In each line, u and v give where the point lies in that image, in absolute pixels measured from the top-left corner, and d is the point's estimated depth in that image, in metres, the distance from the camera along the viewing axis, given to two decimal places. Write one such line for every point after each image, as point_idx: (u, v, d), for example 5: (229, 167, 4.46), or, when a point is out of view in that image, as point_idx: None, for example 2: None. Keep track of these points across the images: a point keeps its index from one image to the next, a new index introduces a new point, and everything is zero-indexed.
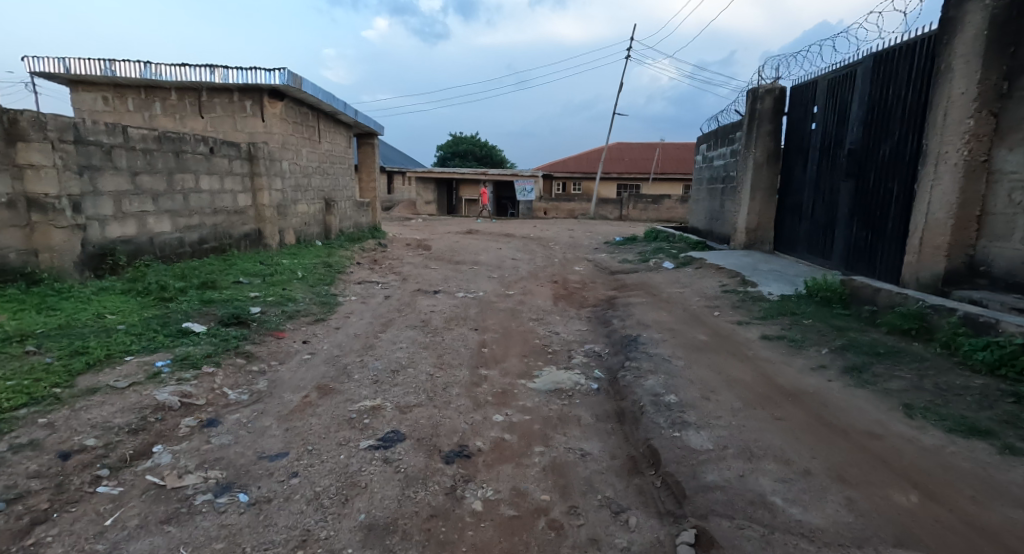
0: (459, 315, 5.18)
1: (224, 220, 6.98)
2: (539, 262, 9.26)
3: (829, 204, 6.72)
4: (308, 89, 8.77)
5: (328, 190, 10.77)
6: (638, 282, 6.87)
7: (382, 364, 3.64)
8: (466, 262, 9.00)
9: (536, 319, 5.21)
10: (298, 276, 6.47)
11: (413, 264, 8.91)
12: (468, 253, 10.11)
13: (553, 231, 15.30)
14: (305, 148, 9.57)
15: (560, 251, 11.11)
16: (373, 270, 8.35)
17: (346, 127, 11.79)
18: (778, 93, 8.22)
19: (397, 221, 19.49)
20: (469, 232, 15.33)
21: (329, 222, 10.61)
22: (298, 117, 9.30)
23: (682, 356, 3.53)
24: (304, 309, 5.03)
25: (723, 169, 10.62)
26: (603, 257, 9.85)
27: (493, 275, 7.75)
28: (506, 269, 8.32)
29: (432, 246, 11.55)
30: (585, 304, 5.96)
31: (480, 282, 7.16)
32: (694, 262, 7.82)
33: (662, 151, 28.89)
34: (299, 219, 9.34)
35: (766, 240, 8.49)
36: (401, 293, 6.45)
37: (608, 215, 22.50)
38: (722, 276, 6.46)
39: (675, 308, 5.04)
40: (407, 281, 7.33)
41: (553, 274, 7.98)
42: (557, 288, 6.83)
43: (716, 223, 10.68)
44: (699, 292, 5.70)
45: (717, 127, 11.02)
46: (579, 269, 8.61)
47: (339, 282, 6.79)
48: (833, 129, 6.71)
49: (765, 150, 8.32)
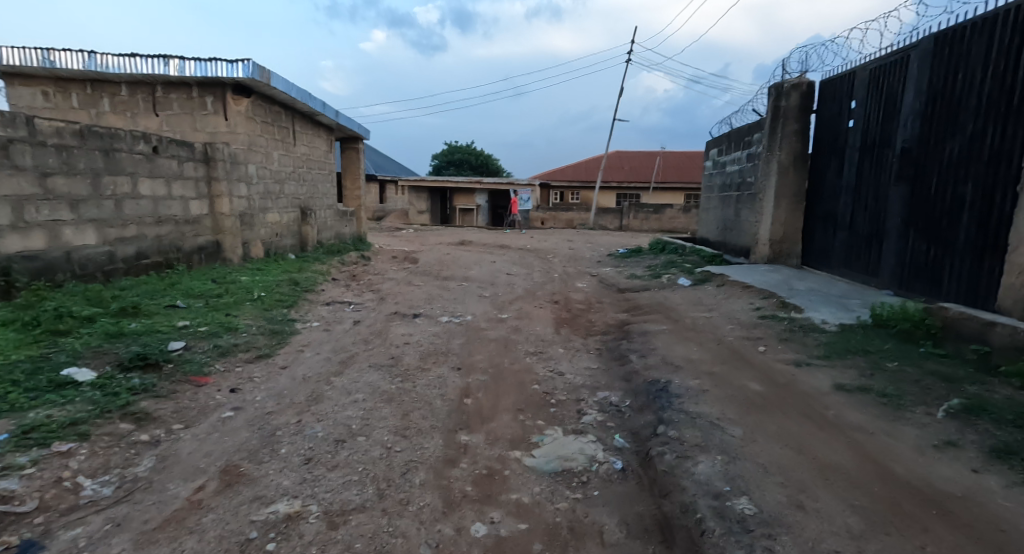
0: (440, 348, 4.23)
1: (170, 231, 6.05)
2: (536, 277, 8.31)
3: (874, 212, 5.85)
4: (278, 84, 7.87)
5: (305, 198, 9.85)
6: (651, 304, 5.92)
7: (326, 427, 2.67)
8: (455, 278, 8.08)
9: (534, 353, 4.26)
10: (253, 296, 5.50)
11: (395, 280, 7.95)
12: (458, 267, 9.17)
13: (550, 242, 14.40)
14: (277, 151, 8.66)
15: (559, 265, 10.17)
16: (349, 287, 7.42)
17: (327, 130, 10.90)
18: (806, 88, 7.40)
19: (387, 231, 18.58)
20: (461, 243, 14.41)
21: (305, 233, 9.66)
22: (268, 117, 8.37)
23: (735, 418, 2.58)
24: (246, 342, 4.01)
25: (739, 175, 9.76)
26: (608, 271, 8.92)
27: (484, 294, 6.80)
28: (498, 286, 7.37)
29: (420, 259, 10.62)
30: (591, 332, 5.00)
31: (469, 302, 6.21)
32: (713, 279, 6.90)
33: (663, 159, 28.10)
34: (269, 230, 8.40)
35: (792, 254, 7.59)
36: (376, 317, 5.49)
37: (608, 225, 21.65)
38: (752, 297, 5.53)
39: (706, 341, 4.08)
40: (384, 302, 6.37)
41: (552, 292, 7.03)
42: (558, 311, 5.87)
43: (731, 233, 9.80)
44: (730, 318, 4.74)
45: (730, 129, 10.19)
46: (582, 285, 7.67)
47: (305, 304, 5.81)
48: (877, 126, 5.88)
49: (791, 152, 7.46)
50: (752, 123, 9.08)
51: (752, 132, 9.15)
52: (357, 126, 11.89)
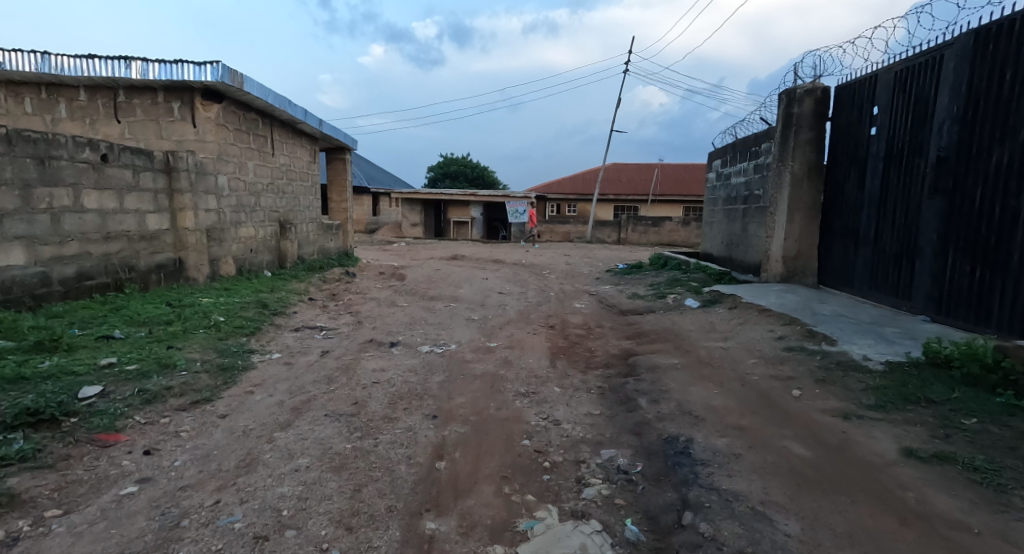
0: (415, 388, 3.60)
1: (122, 249, 5.43)
2: (531, 297, 7.71)
3: (903, 228, 5.32)
4: (251, 88, 7.29)
5: (285, 212, 9.26)
6: (658, 330, 5.32)
7: (249, 513, 2.06)
8: (443, 297, 7.49)
9: (525, 395, 3.64)
10: (209, 322, 4.86)
11: (378, 301, 7.35)
12: (447, 285, 8.58)
13: (546, 257, 13.82)
14: (252, 161, 8.07)
15: (555, 282, 9.58)
16: (327, 309, 6.81)
17: (311, 140, 10.33)
18: (820, 94, 6.89)
19: (378, 244, 17.98)
20: (453, 257, 13.83)
21: (284, 249, 9.04)
22: (242, 124, 7.78)
23: (785, 503, 1.97)
24: (183, 384, 3.35)
25: (746, 187, 9.25)
26: (608, 290, 8.33)
27: (474, 317, 6.18)
28: (489, 308, 6.77)
29: (408, 275, 10.03)
30: (592, 365, 4.39)
31: (456, 328, 5.59)
32: (724, 301, 6.33)
33: (661, 172, 27.66)
34: (243, 245, 7.80)
35: (808, 272, 7.04)
36: (349, 346, 4.87)
37: (605, 238, 21.12)
38: (771, 323, 4.95)
39: (727, 381, 3.48)
40: (361, 327, 5.76)
41: (547, 314, 6.43)
42: (555, 338, 5.26)
43: (739, 249, 9.26)
44: (751, 351, 4.15)
45: (736, 139, 9.70)
46: (580, 306, 7.08)
47: (271, 331, 5.19)
48: (905, 134, 5.37)
49: (805, 163, 6.94)
50: (760, 132, 8.59)
51: (761, 142, 8.63)
52: (344, 135, 11.33)
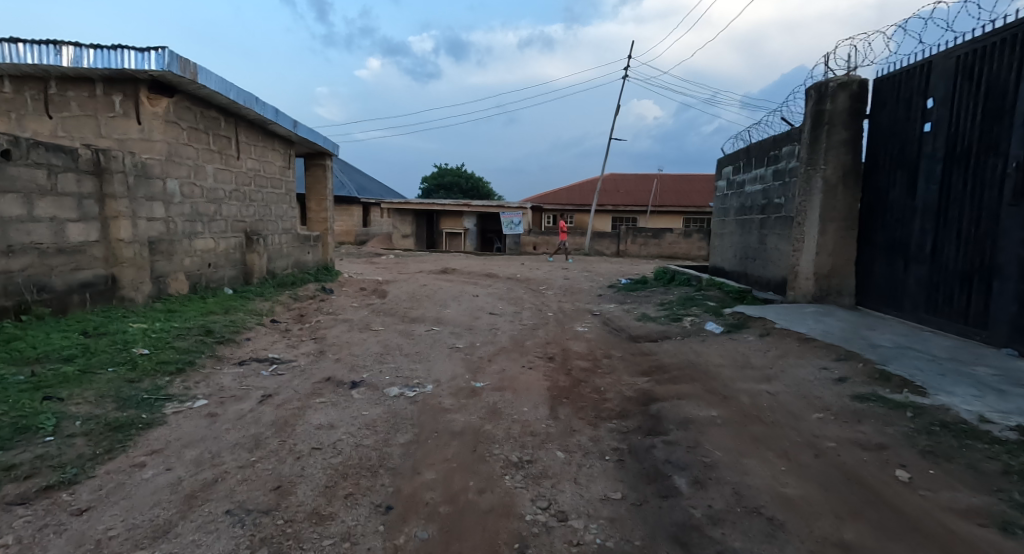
0: (369, 460, 2.66)
1: (29, 265, 4.51)
2: (526, 319, 6.78)
3: (973, 242, 4.55)
4: (207, 81, 6.39)
5: (254, 222, 8.33)
6: (680, 364, 4.40)
7: None
8: (426, 319, 6.56)
9: (517, 466, 2.71)
10: (125, 356, 3.90)
11: (350, 324, 6.40)
12: (432, 304, 7.63)
13: (543, 271, 12.90)
14: (211, 164, 7.16)
15: (554, 300, 8.67)
16: (288, 334, 5.87)
17: (286, 143, 9.43)
18: (856, 88, 6.04)
19: (365, 258, 17.06)
20: (443, 271, 12.89)
21: (251, 262, 8.09)
22: (199, 123, 6.87)
23: None
24: (35, 459, 2.40)
25: (765, 195, 8.45)
26: (613, 310, 7.42)
27: (458, 346, 5.24)
28: (477, 334, 5.82)
29: (390, 292, 9.11)
30: (604, 416, 3.45)
31: (437, 361, 4.65)
32: (751, 327, 5.42)
33: (660, 182, 26.91)
34: (198, 259, 6.87)
35: (845, 292, 6.15)
36: (299, 387, 3.93)
37: (604, 250, 20.25)
38: (821, 357, 4.04)
39: (794, 452, 2.56)
40: (323, 359, 4.81)
41: (545, 341, 5.50)
42: (555, 375, 4.32)
43: (757, 263, 8.44)
44: (809, 401, 3.22)
45: (752, 144, 8.90)
46: (583, 331, 6.16)
47: (208, 366, 4.23)
48: (975, 130, 4.58)
49: (839, 167, 6.10)
50: (782, 135, 7.79)
51: (782, 146, 7.83)
52: (324, 140, 10.43)
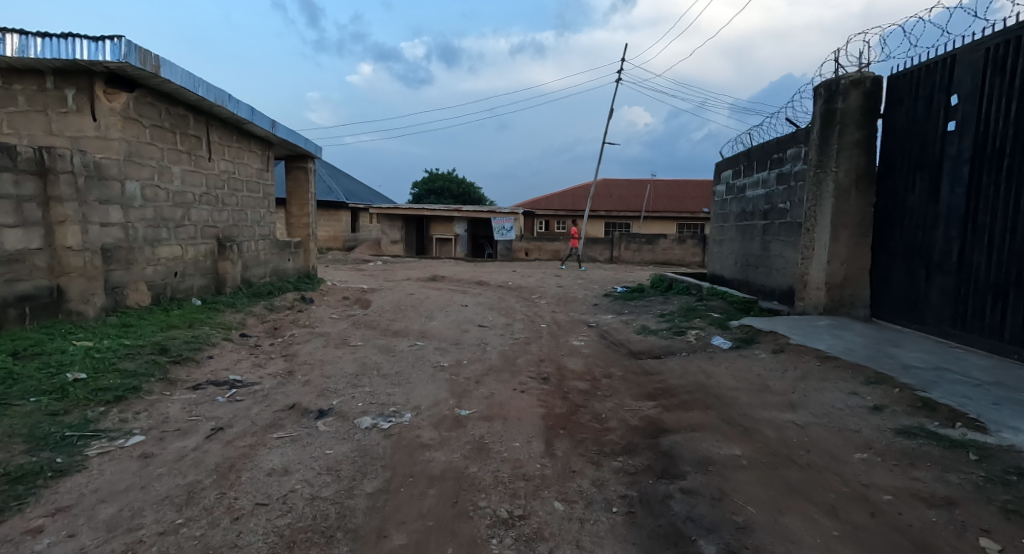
0: (324, 520, 2.18)
1: None
2: (517, 332, 6.30)
3: (1008, 252, 4.14)
4: (171, 74, 5.91)
5: (227, 227, 7.82)
6: (689, 387, 3.94)
7: None
8: (410, 333, 6.08)
9: (505, 524, 2.24)
10: (55, 383, 3.40)
11: (327, 338, 5.90)
12: (417, 316, 7.15)
13: (535, 279, 12.45)
14: (178, 165, 6.66)
15: (547, 310, 8.21)
16: (257, 350, 5.36)
17: (265, 145, 8.92)
18: (869, 85, 5.63)
19: (352, 264, 16.51)
20: (431, 279, 12.40)
21: (223, 271, 7.57)
22: (164, 121, 6.37)
23: None
24: None
25: (767, 200, 8.06)
26: (610, 322, 6.97)
27: (443, 365, 4.76)
28: (464, 350, 5.34)
29: (374, 302, 8.61)
30: (607, 453, 2.98)
31: (418, 383, 4.16)
32: (762, 343, 4.98)
33: (653, 188, 26.61)
34: (162, 268, 6.36)
35: (860, 303, 5.73)
36: (257, 417, 3.43)
37: (597, 257, 19.86)
38: (848, 380, 3.60)
39: (843, 510, 2.10)
40: (291, 381, 4.31)
41: (538, 359, 5.03)
42: (550, 401, 3.85)
43: (761, 271, 8.06)
44: (846, 436, 2.76)
45: (753, 147, 8.52)
46: (579, 346, 5.70)
47: (156, 392, 3.73)
48: (1009, 129, 4.16)
49: (852, 169, 5.69)
50: (786, 137, 7.40)
51: (786, 148, 7.45)
52: (305, 141, 9.93)
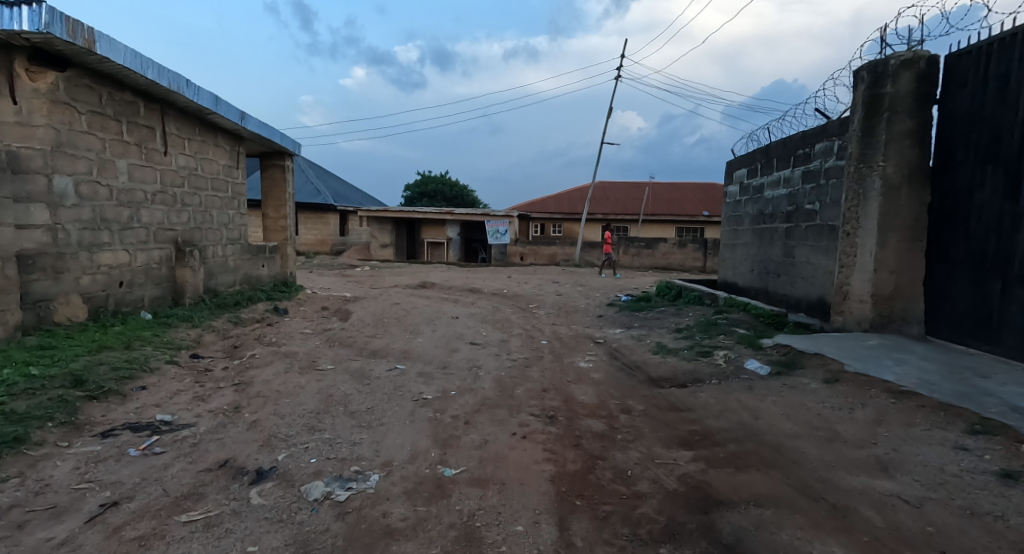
0: None
1: None
2: (515, 352, 5.46)
3: None
4: (112, 52, 5.07)
5: (188, 230, 6.96)
6: (734, 432, 3.12)
7: None
8: (391, 353, 5.24)
9: None
10: None
11: (292, 359, 5.03)
12: (400, 331, 6.30)
13: (531, 286, 11.63)
14: (125, 159, 5.80)
15: (547, 322, 7.38)
16: (205, 377, 4.50)
17: (235, 139, 8.05)
18: (923, 66, 4.86)
19: (338, 270, 15.64)
20: (420, 286, 11.54)
21: (181, 279, 6.68)
22: (105, 107, 5.51)
23: None
24: None
25: (791, 201, 7.32)
26: (620, 338, 6.14)
27: (426, 397, 3.91)
28: (452, 376, 4.50)
29: (355, 313, 7.77)
30: (645, 540, 2.16)
31: (393, 428, 3.31)
32: (808, 369, 4.18)
33: (652, 191, 25.91)
34: (102, 278, 5.48)
35: (913, 318, 4.96)
36: (172, 482, 2.58)
37: (595, 261, 19.09)
38: (946, 428, 2.79)
39: None
40: (235, 421, 3.45)
41: (541, 388, 4.19)
42: (560, 453, 3.01)
43: (785, 279, 7.31)
44: (989, 530, 1.96)
45: (774, 143, 7.77)
46: (588, 370, 4.88)
47: (47, 444, 2.86)
48: None
49: (905, 163, 4.90)
50: (815, 130, 6.65)
51: (815, 142, 6.69)
52: (281, 137, 9.06)
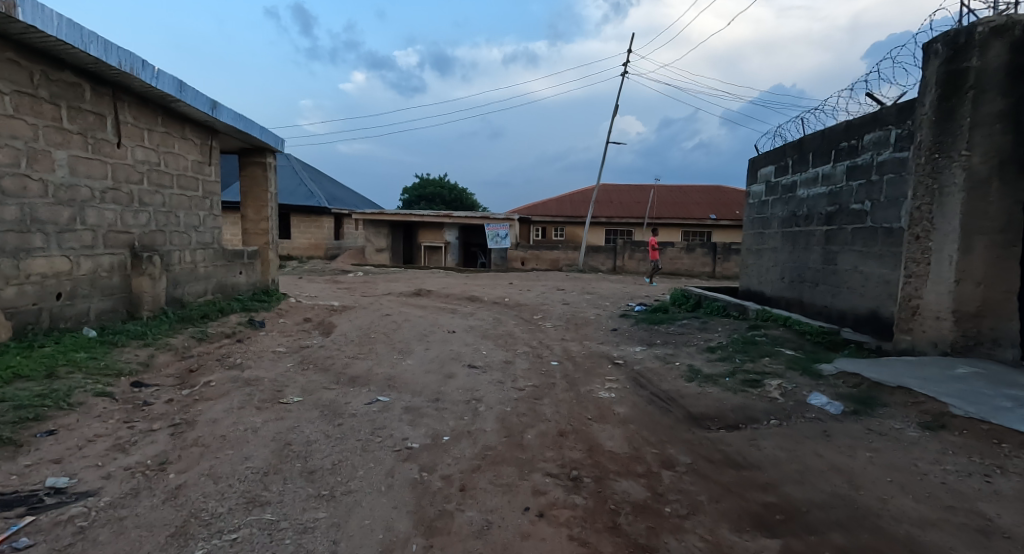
0: None
1: None
2: (521, 377, 4.59)
3: None
4: (42, 22, 4.24)
5: (149, 233, 6.09)
6: (833, 512, 2.29)
7: None
8: (373, 381, 4.37)
9: None
10: None
11: (253, 389, 4.15)
12: (386, 351, 5.43)
13: (535, 294, 10.77)
14: (64, 149, 4.94)
15: (556, 338, 6.51)
16: (139, 412, 3.61)
17: (208, 132, 7.20)
18: (1019, 34, 4.11)
19: (329, 276, 14.77)
20: (415, 294, 10.69)
21: (139, 289, 5.79)
22: (38, 88, 4.66)
23: None
24: None
25: (831, 200, 6.52)
26: (644, 359, 5.28)
27: (412, 448, 3.05)
28: (446, 414, 3.63)
29: (340, 326, 6.92)
30: None
31: (364, 501, 2.45)
32: (893, 407, 3.36)
33: (657, 194, 25.08)
34: (30, 289, 4.62)
35: (1005, 340, 4.16)
36: None
37: (599, 266, 18.26)
38: None
39: None
40: (153, 486, 2.57)
41: (558, 432, 3.33)
42: (595, 546, 2.17)
43: (825, 289, 6.48)
44: None
45: (809, 136, 6.98)
46: (612, 403, 4.01)
47: None
48: None
49: (997, 151, 4.13)
50: (865, 118, 5.86)
51: (864, 133, 5.89)
52: (262, 131, 8.20)
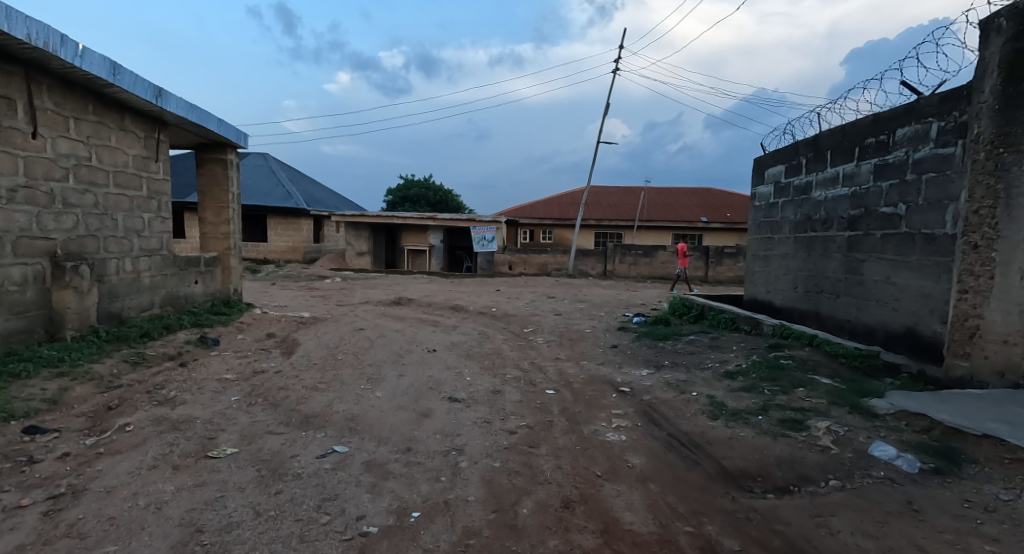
0: None
1: None
2: (512, 414, 3.80)
3: None
4: None
5: (77, 239, 5.22)
6: None
7: None
8: (330, 423, 3.56)
9: None
10: None
11: (177, 436, 3.32)
12: (353, 378, 4.62)
13: (524, 302, 10.00)
14: None
15: (550, 358, 5.74)
16: (14, 475, 2.77)
17: (155, 124, 6.34)
18: None
19: (304, 282, 13.86)
20: (394, 303, 9.87)
21: (60, 305, 4.91)
22: None
23: None
24: None
25: (854, 202, 5.84)
26: (654, 386, 4.52)
27: (368, 536, 2.26)
28: (417, 474, 2.84)
29: (304, 344, 6.08)
30: None
31: None
32: (986, 467, 2.66)
33: (648, 196, 24.47)
34: None
35: None
36: None
37: (589, 270, 17.55)
38: None
39: None
40: None
41: (563, 503, 2.57)
42: None
43: (848, 301, 5.80)
44: None
45: (828, 132, 6.30)
46: (624, 452, 3.25)
47: None
48: None
49: None
50: (898, 110, 5.19)
51: (896, 126, 5.21)
52: (220, 123, 7.33)
